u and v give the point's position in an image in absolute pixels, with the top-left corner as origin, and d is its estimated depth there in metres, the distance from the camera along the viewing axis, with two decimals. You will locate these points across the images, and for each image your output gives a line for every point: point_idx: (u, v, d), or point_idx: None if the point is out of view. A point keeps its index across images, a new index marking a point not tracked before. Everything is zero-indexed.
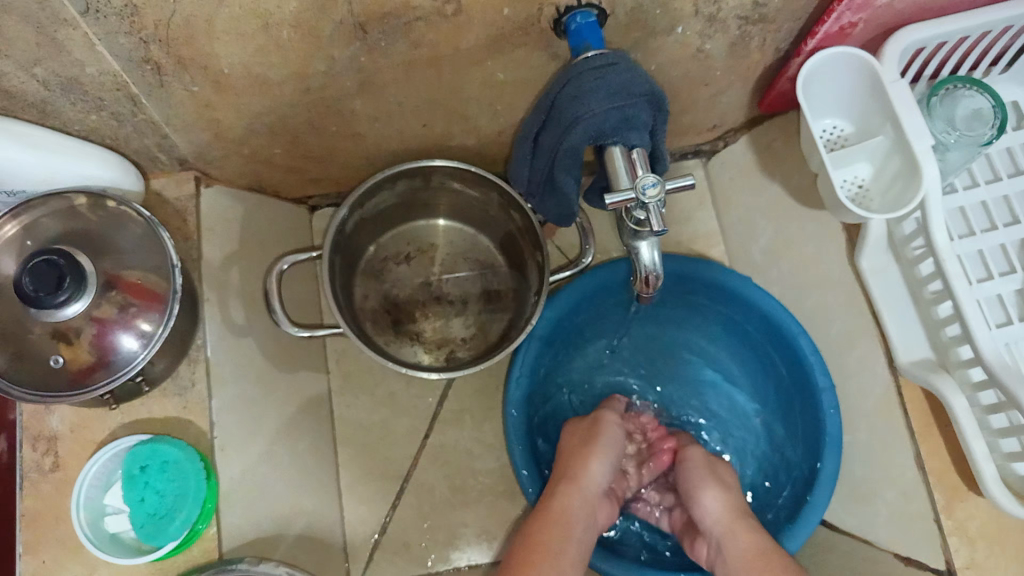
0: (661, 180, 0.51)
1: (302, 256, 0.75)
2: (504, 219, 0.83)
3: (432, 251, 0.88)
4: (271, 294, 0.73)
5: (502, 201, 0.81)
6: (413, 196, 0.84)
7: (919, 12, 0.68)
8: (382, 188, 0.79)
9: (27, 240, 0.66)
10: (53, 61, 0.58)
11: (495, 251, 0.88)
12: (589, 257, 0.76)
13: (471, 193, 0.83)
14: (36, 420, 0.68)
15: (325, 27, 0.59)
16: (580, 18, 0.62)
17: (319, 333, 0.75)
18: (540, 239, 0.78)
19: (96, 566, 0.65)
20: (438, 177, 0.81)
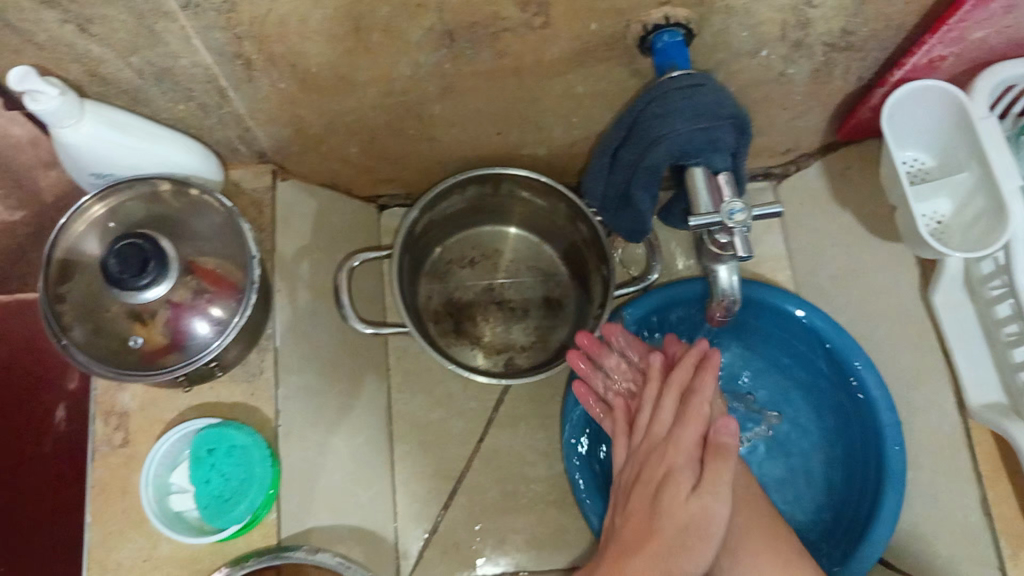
0: (749, 206, 0.53)
1: (372, 254, 0.77)
2: (570, 229, 0.84)
3: (497, 257, 0.90)
4: (342, 288, 0.75)
5: (569, 212, 0.82)
6: (481, 202, 0.85)
7: (1013, 47, 0.67)
8: (452, 192, 0.81)
9: (111, 223, 0.69)
10: (150, 52, 0.59)
11: (558, 261, 0.89)
12: (655, 274, 0.79)
13: (539, 203, 0.84)
14: (108, 397, 0.72)
15: (414, 32, 0.60)
16: (666, 38, 0.62)
17: (387, 330, 0.77)
18: (606, 252, 0.78)
19: (158, 541, 0.69)
20: (507, 186, 0.82)
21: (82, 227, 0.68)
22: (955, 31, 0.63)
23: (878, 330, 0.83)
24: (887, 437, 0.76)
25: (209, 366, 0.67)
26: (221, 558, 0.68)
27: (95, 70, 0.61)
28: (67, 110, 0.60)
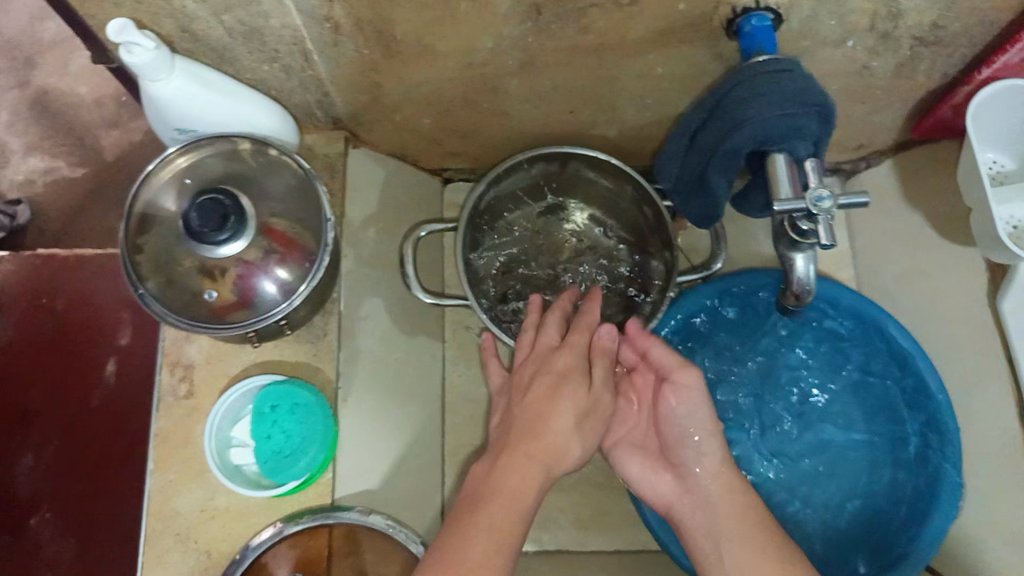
0: (835, 194, 0.52)
1: (439, 225, 0.78)
2: (634, 212, 0.85)
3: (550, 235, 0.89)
4: (407, 258, 0.76)
5: (635, 195, 0.82)
6: (545, 178, 0.85)
7: None
8: (521, 168, 0.81)
9: (186, 178, 0.70)
10: (242, 10, 0.60)
11: (613, 243, 0.89)
12: (719, 262, 0.79)
13: (606, 184, 0.84)
14: (176, 349, 0.74)
15: (502, 4, 0.60)
16: (755, 21, 0.61)
17: (446, 303, 0.77)
18: (673, 237, 0.79)
19: (215, 492, 0.70)
20: (575, 166, 0.82)
21: (160, 181, 0.69)
22: None
23: (943, 332, 0.82)
24: (950, 437, 0.76)
25: (278, 324, 0.69)
26: (275, 513, 0.70)
27: (187, 26, 0.62)
28: (159, 63, 0.61)
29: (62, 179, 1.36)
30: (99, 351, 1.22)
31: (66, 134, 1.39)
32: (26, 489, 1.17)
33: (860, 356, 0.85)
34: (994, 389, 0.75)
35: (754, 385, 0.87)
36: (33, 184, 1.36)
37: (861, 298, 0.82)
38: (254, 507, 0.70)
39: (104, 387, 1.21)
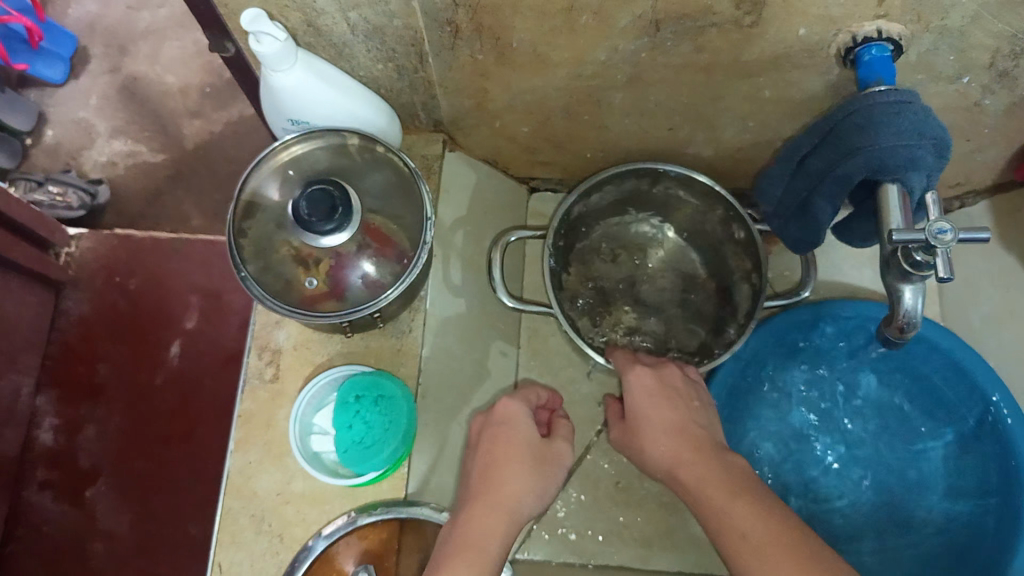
0: (957, 229, 0.51)
1: (527, 232, 0.79)
2: (722, 233, 0.84)
3: (638, 253, 0.91)
4: (494, 262, 0.76)
5: (725, 216, 0.82)
6: (635, 194, 0.85)
7: None
8: (610, 182, 0.82)
9: (289, 170, 0.72)
10: (369, 8, 0.61)
11: (700, 267, 0.89)
12: (808, 290, 0.78)
13: (693, 202, 0.84)
14: (265, 333, 0.75)
15: (622, 18, 0.61)
16: (874, 51, 0.61)
17: (530, 309, 0.77)
18: (761, 261, 0.78)
19: (293, 477, 0.71)
20: (664, 183, 0.82)
21: (267, 170, 0.71)
22: None
23: None
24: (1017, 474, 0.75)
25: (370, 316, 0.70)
26: (350, 502, 0.70)
27: (313, 21, 0.64)
28: (284, 55, 0.63)
29: (144, 163, 1.40)
30: (167, 332, 1.25)
31: (151, 120, 1.43)
32: (89, 460, 1.19)
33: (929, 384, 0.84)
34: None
35: (824, 406, 0.87)
36: (116, 165, 1.40)
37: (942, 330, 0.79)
38: (331, 494, 0.70)
39: (169, 366, 1.24)
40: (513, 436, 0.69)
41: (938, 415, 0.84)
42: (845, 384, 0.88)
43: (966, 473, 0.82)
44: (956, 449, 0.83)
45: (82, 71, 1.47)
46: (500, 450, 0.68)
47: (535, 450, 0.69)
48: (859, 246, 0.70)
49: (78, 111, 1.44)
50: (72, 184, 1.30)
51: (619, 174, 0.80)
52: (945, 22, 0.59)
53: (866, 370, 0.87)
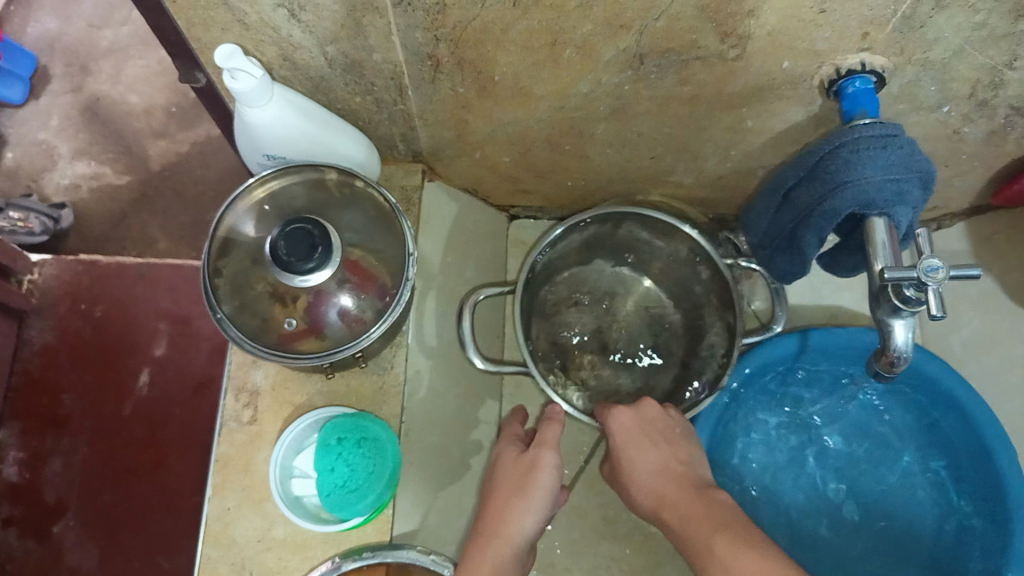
0: (947, 268, 0.50)
1: (495, 289, 0.76)
2: (688, 273, 0.84)
3: (605, 298, 0.90)
4: (462, 322, 0.74)
5: (690, 255, 0.81)
6: (596, 239, 0.85)
7: None
8: (574, 231, 0.81)
9: (265, 205, 0.69)
10: (348, 43, 0.60)
11: (668, 305, 0.89)
12: (779, 323, 0.79)
13: (658, 244, 0.83)
14: (242, 373, 0.72)
15: (606, 52, 0.60)
16: (858, 84, 0.61)
17: (505, 370, 0.75)
18: (732, 303, 0.78)
19: (274, 523, 0.68)
20: (625, 226, 0.81)
21: (241, 208, 0.69)
22: None
23: (1011, 404, 0.80)
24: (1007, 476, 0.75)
25: (353, 356, 0.68)
26: (333, 548, 0.68)
27: (289, 55, 0.62)
28: (261, 91, 0.61)
29: (109, 186, 1.36)
30: (135, 360, 1.22)
31: (115, 142, 1.40)
32: (54, 495, 1.15)
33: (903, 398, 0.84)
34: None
35: (811, 424, 0.87)
36: (80, 188, 1.36)
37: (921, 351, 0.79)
38: (314, 539, 0.68)
39: (137, 396, 1.20)
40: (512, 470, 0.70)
41: (924, 428, 0.84)
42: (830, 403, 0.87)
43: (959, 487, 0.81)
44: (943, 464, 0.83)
45: (43, 90, 1.43)
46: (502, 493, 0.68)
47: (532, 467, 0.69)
48: (844, 277, 0.70)
49: (39, 132, 1.40)
50: (32, 209, 1.25)
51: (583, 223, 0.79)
52: (927, 55, 0.59)
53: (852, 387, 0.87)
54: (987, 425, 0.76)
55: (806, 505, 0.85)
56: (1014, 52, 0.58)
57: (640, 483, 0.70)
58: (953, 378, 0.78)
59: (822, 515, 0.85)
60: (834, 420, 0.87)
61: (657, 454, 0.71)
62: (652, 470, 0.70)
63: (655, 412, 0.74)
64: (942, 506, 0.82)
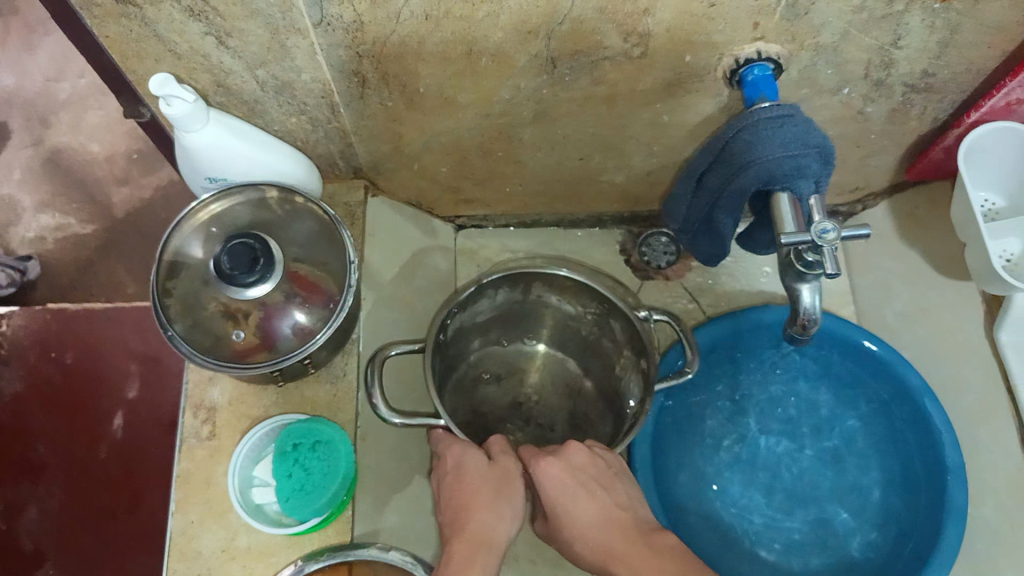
0: (839, 227, 0.54)
1: (408, 346, 0.68)
2: (603, 335, 0.81)
3: (524, 374, 0.88)
4: (369, 374, 0.64)
5: (601, 313, 0.78)
6: (510, 306, 0.83)
7: None
8: (484, 293, 0.78)
9: (212, 228, 0.72)
10: (276, 65, 0.64)
11: (586, 380, 0.87)
12: (692, 370, 0.70)
13: (570, 308, 0.81)
14: (199, 391, 0.75)
15: (520, 58, 0.64)
16: (757, 71, 0.65)
17: (420, 421, 0.64)
18: (645, 348, 0.73)
19: (238, 532, 0.70)
20: (535, 289, 0.80)
21: (188, 232, 0.72)
22: None
23: (942, 370, 0.83)
24: (944, 434, 0.76)
25: (302, 362, 0.70)
26: (296, 551, 0.70)
27: (222, 81, 0.66)
28: (195, 116, 0.64)
29: (74, 235, 1.38)
30: (108, 403, 1.23)
31: (78, 191, 1.42)
32: (32, 542, 1.16)
33: (847, 373, 0.84)
34: (983, 392, 0.78)
35: (756, 416, 0.85)
36: (45, 240, 1.38)
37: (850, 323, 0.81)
38: (277, 546, 0.70)
39: (111, 438, 1.21)
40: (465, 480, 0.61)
41: (867, 408, 0.84)
42: (775, 396, 0.86)
43: (905, 466, 0.81)
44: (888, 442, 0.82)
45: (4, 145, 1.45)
46: (462, 526, 0.57)
47: (482, 503, 0.58)
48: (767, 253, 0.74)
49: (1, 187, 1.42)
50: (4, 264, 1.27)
51: (490, 282, 0.76)
52: (817, 40, 0.64)
53: (792, 371, 0.86)
54: (926, 393, 0.77)
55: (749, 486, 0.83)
56: (897, 31, 0.63)
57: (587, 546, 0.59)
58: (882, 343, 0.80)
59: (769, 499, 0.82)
60: (781, 409, 0.85)
61: (597, 503, 0.61)
62: (594, 524, 0.60)
63: (585, 458, 0.63)
64: (887, 491, 0.81)
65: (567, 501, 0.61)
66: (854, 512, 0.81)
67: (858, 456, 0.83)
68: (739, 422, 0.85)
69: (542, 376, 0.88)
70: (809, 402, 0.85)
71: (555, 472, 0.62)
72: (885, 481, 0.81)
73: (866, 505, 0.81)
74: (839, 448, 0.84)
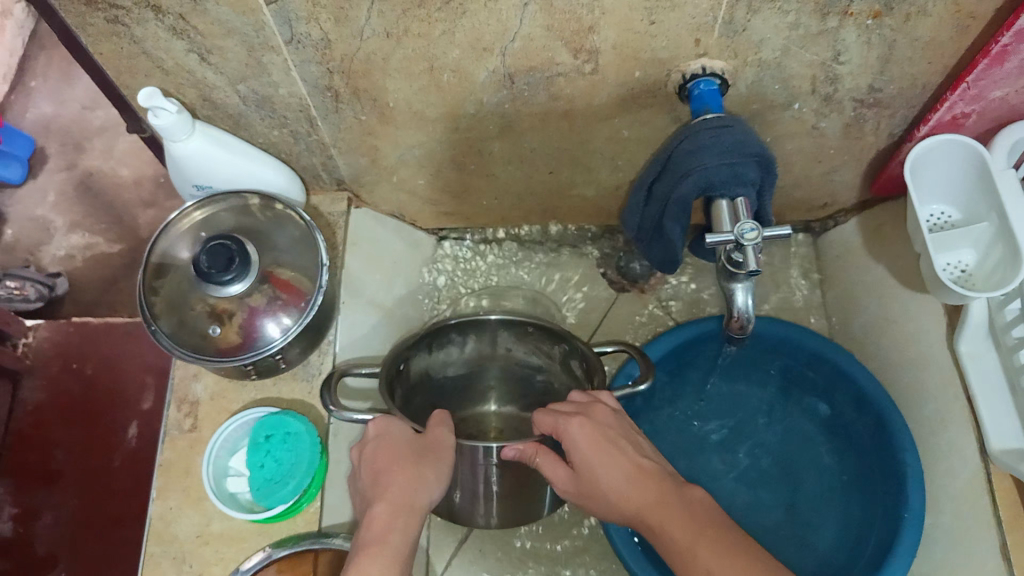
0: (760, 228, 0.61)
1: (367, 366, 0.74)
2: (566, 376, 0.83)
3: (493, 434, 0.90)
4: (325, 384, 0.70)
5: (562, 354, 0.81)
6: (478, 355, 0.86)
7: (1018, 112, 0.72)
8: (450, 338, 0.82)
9: (201, 233, 0.77)
10: (255, 81, 0.69)
11: None
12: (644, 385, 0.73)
13: (533, 358, 0.85)
14: (183, 385, 0.80)
15: (480, 74, 0.69)
16: (703, 86, 0.68)
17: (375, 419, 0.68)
18: (596, 375, 0.75)
19: (212, 519, 0.74)
20: (501, 339, 0.84)
21: (176, 235, 0.77)
22: (974, 89, 0.68)
23: (906, 378, 0.84)
24: (900, 436, 0.77)
25: (275, 358, 0.75)
26: (266, 538, 0.74)
27: (207, 95, 0.71)
28: (181, 126, 0.70)
29: (100, 253, 1.44)
30: (119, 415, 1.27)
31: (106, 212, 1.48)
32: (45, 547, 1.17)
33: (811, 386, 0.88)
34: (937, 399, 0.79)
35: (733, 431, 0.91)
36: (75, 259, 1.43)
37: (807, 333, 0.85)
38: (248, 532, 0.74)
39: (125, 448, 1.24)
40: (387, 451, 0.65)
41: (832, 422, 0.87)
42: (753, 414, 0.92)
43: (869, 475, 0.82)
44: (852, 453, 0.85)
45: (42, 170, 1.53)
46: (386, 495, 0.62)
47: (405, 472, 0.64)
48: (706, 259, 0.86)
49: (36, 208, 1.49)
50: (32, 279, 1.32)
51: (455, 325, 0.80)
52: (760, 55, 0.67)
53: (762, 388, 0.92)
54: (881, 396, 0.80)
55: (729, 489, 0.88)
56: (835, 47, 0.66)
57: (617, 504, 0.62)
58: (846, 355, 0.83)
59: (750, 503, 0.87)
60: (755, 424, 0.91)
61: (627, 461, 0.63)
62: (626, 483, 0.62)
63: (612, 419, 0.67)
64: (852, 501, 0.83)
65: (604, 458, 0.63)
66: (820, 520, 0.84)
67: (829, 471, 0.87)
68: (716, 434, 0.91)
69: (511, 431, 0.90)
70: (779, 417, 0.91)
71: (588, 432, 0.64)
72: (846, 493, 0.84)
73: (828, 520, 0.84)
74: (808, 458, 0.88)
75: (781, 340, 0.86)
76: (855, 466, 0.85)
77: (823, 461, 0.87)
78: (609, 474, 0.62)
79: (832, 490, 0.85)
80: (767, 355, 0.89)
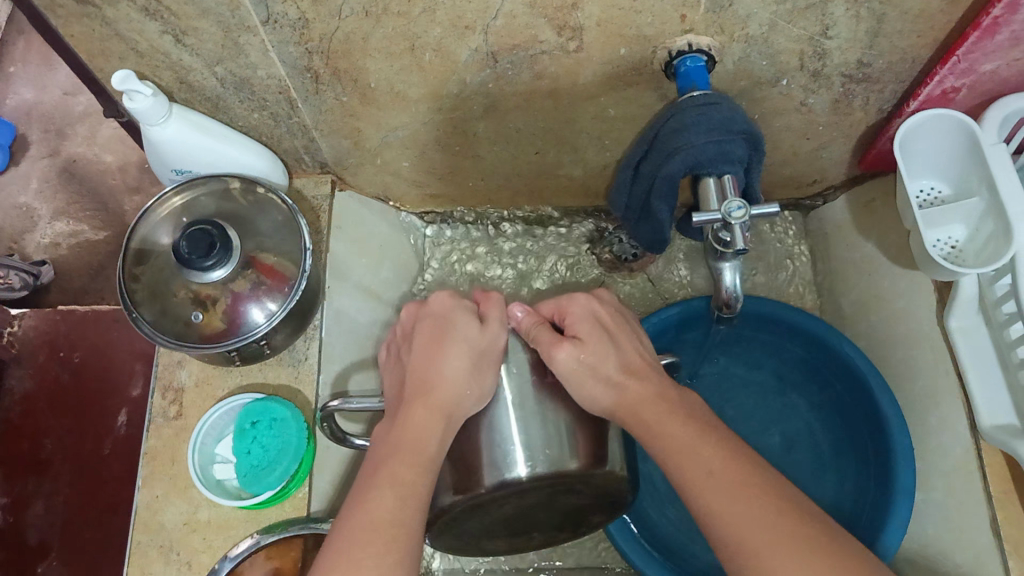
0: (748, 206, 0.61)
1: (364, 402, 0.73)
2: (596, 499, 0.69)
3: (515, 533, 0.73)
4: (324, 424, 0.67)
5: None
6: None
7: (1008, 85, 0.71)
8: None
9: (183, 217, 0.76)
10: (233, 62, 0.68)
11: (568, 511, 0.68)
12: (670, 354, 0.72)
13: None
14: (168, 373, 0.79)
15: (462, 54, 0.68)
16: (689, 62, 0.67)
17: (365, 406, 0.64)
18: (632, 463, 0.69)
19: (200, 506, 0.74)
20: None
21: (159, 218, 0.75)
22: (964, 62, 0.67)
23: (897, 353, 0.84)
24: (892, 417, 0.76)
25: (259, 344, 0.74)
26: (254, 526, 0.73)
27: (184, 77, 0.70)
28: (157, 110, 0.68)
29: (85, 241, 1.42)
30: (112, 401, 1.24)
31: (91, 199, 1.46)
32: (37, 536, 1.17)
33: (797, 363, 0.89)
34: (928, 375, 0.79)
35: (724, 410, 0.91)
36: (59, 246, 1.42)
37: (789, 308, 0.84)
38: (236, 519, 0.73)
39: (116, 435, 1.22)
40: (418, 348, 0.62)
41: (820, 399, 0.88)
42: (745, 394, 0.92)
43: (857, 452, 0.83)
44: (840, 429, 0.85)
45: (23, 156, 1.51)
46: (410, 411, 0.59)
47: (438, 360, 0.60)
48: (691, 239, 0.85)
49: (20, 196, 1.47)
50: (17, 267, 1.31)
51: None
52: (746, 31, 0.66)
53: (751, 362, 0.92)
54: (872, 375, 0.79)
55: None
56: (823, 21, 0.64)
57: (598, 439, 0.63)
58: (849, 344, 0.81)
59: None
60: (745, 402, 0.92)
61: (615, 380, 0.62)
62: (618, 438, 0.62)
63: None
64: (841, 475, 0.84)
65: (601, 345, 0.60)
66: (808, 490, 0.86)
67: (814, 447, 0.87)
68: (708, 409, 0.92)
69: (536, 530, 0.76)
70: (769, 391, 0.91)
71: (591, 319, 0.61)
72: (840, 469, 0.84)
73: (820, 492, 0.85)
74: (799, 432, 0.89)
75: (768, 317, 0.86)
76: (843, 441, 0.85)
77: (811, 438, 0.88)
78: (608, 355, 0.60)
79: (822, 463, 0.86)
80: (758, 334, 0.89)
